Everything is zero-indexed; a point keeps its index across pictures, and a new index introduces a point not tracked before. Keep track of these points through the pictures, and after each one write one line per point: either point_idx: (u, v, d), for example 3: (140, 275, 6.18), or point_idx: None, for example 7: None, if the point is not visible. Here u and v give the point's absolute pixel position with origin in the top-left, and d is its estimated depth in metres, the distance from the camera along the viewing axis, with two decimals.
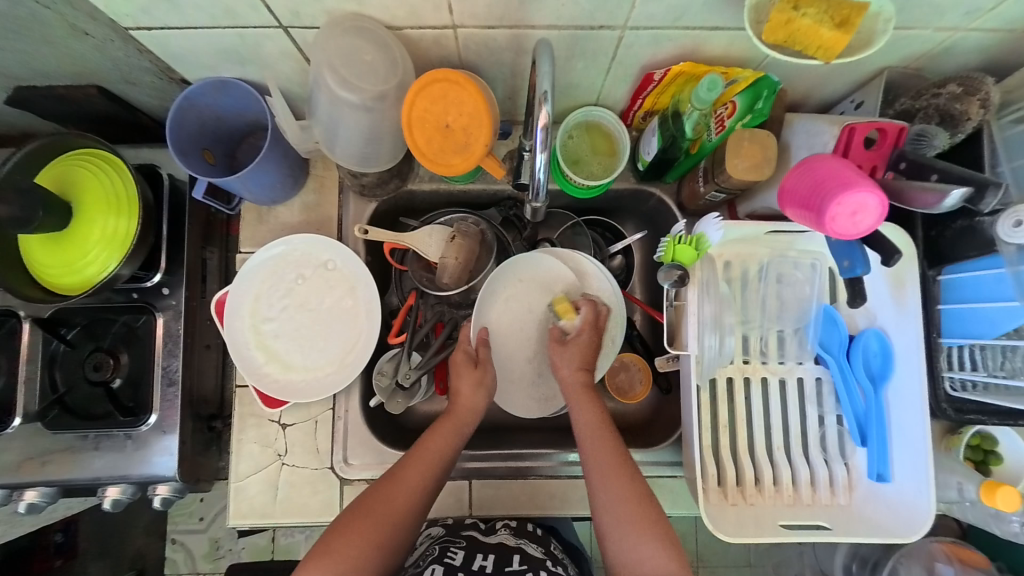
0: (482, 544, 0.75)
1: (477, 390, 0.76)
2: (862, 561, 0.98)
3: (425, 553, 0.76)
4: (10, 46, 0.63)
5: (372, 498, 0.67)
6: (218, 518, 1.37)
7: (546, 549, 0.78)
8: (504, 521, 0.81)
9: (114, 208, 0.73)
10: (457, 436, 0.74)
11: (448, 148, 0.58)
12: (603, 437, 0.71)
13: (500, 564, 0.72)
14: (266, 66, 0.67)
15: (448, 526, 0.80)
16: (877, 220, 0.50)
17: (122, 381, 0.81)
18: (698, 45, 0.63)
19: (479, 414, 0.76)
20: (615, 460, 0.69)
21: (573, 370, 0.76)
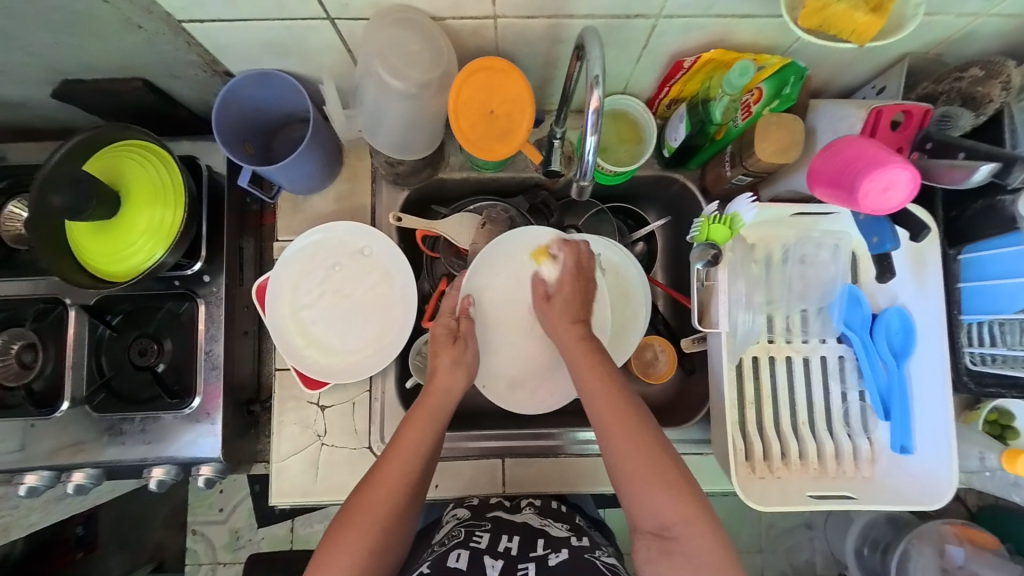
0: (508, 524, 0.77)
1: (455, 368, 0.75)
2: (873, 543, 1.07)
3: (450, 534, 0.77)
4: (64, 40, 0.66)
5: (354, 509, 0.66)
6: (239, 510, 1.41)
7: (570, 526, 0.79)
8: (528, 501, 0.84)
9: (161, 199, 0.76)
10: (434, 427, 0.71)
11: (492, 133, 0.60)
12: (613, 398, 0.68)
13: (525, 546, 0.73)
14: (308, 58, 0.69)
15: (473, 509, 0.81)
16: (909, 196, 0.52)
17: (166, 366, 0.84)
18: (729, 32, 0.65)
19: (457, 393, 0.75)
20: (616, 416, 0.67)
21: (567, 326, 0.75)
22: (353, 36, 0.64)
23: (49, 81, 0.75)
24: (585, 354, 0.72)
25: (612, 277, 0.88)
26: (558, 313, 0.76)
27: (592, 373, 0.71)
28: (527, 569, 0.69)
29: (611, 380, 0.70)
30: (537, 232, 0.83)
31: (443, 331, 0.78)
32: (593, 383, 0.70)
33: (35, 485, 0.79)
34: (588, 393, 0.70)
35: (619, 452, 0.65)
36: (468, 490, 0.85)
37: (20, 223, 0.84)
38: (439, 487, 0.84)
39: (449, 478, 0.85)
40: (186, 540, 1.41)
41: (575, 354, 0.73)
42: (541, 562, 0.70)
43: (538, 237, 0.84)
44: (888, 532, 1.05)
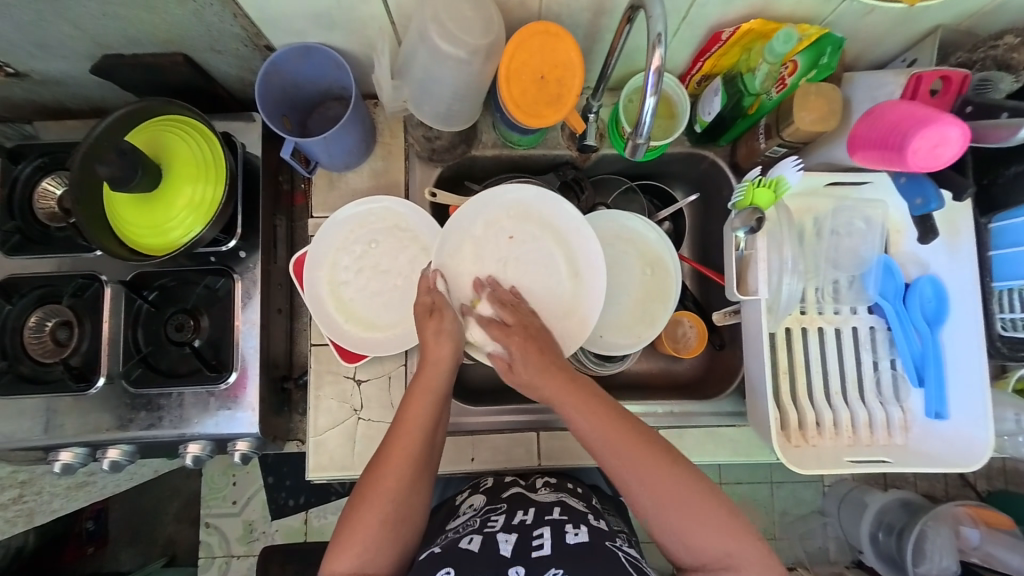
0: (525, 502, 0.75)
1: (439, 337, 0.71)
2: (888, 527, 1.07)
3: (466, 523, 0.74)
4: (113, 11, 0.67)
5: (367, 487, 0.66)
6: (252, 501, 1.39)
7: (587, 503, 0.77)
8: (543, 479, 0.83)
9: (202, 175, 0.76)
10: (434, 402, 0.69)
11: (542, 99, 0.65)
12: (605, 420, 0.65)
13: (540, 515, 0.71)
14: (353, 29, 0.71)
15: (487, 494, 0.80)
16: (959, 150, 0.55)
17: (203, 342, 0.84)
18: (768, 3, 0.66)
19: (451, 365, 0.71)
20: (621, 437, 0.64)
21: (546, 375, 0.68)
22: (401, 5, 0.65)
23: (90, 55, 0.76)
24: (544, 371, 0.68)
25: (645, 254, 0.89)
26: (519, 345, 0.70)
27: (567, 387, 0.67)
28: (543, 538, 0.66)
29: (597, 402, 0.66)
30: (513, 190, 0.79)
31: (421, 306, 0.74)
32: (576, 407, 0.66)
33: (70, 462, 0.81)
34: (569, 417, 0.67)
35: (619, 470, 0.63)
36: (503, 464, 0.85)
37: (54, 201, 0.85)
38: (475, 460, 0.85)
39: (484, 451, 0.85)
40: (200, 533, 1.38)
41: (557, 391, 0.67)
42: (557, 534, 0.67)
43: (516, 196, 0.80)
44: (901, 516, 1.06)
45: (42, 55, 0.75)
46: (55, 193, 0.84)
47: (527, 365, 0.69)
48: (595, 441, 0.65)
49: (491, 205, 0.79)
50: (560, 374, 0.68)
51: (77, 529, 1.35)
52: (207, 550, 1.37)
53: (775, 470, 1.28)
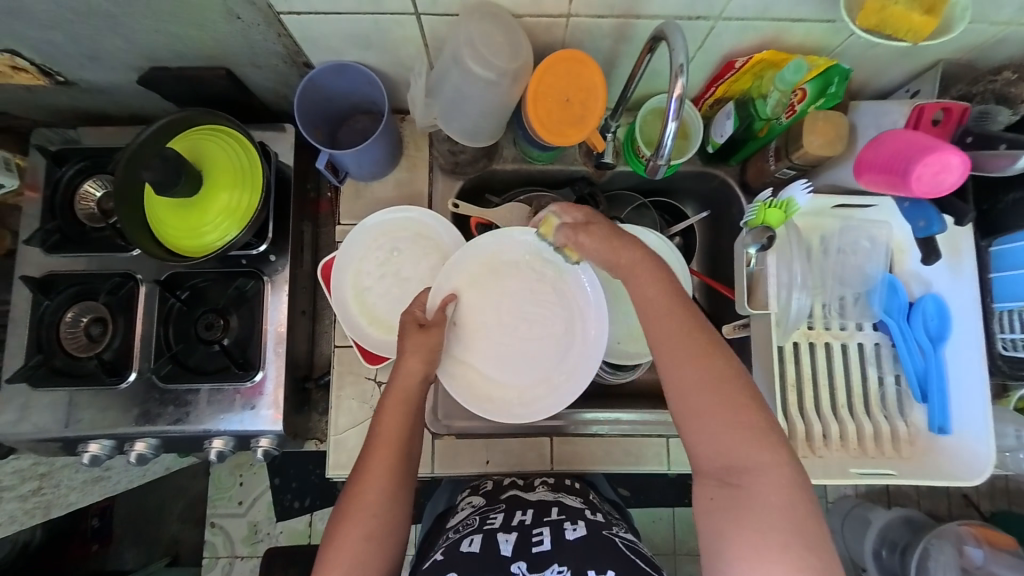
0: (523, 502, 0.79)
1: (422, 355, 0.72)
2: (891, 545, 1.09)
3: (466, 521, 0.77)
4: (166, 29, 0.72)
5: (349, 502, 0.67)
6: (259, 502, 1.41)
7: (584, 499, 0.81)
8: (542, 479, 0.87)
9: (239, 182, 0.80)
10: (406, 409, 0.70)
11: (566, 120, 0.69)
12: (673, 318, 0.62)
13: (540, 515, 0.74)
14: (388, 50, 0.75)
15: (488, 495, 0.83)
16: (960, 178, 0.58)
17: (230, 342, 0.87)
18: (778, 34, 0.71)
19: (422, 381, 0.72)
20: (680, 336, 0.61)
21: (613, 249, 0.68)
22: (434, 30, 0.70)
23: (139, 67, 0.81)
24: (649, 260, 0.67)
25: None
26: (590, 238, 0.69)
27: (629, 264, 0.67)
28: (542, 536, 0.70)
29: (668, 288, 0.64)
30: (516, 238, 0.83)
31: (412, 318, 0.76)
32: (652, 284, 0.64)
33: (98, 454, 0.84)
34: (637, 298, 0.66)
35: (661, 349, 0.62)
36: (516, 467, 0.88)
37: (93, 202, 0.90)
38: (488, 463, 0.87)
39: (497, 454, 0.88)
40: (207, 533, 1.39)
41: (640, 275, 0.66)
42: (556, 530, 0.71)
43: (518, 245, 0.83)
44: (905, 533, 1.08)
45: (94, 66, 0.80)
46: (95, 195, 0.89)
47: (594, 239, 0.69)
48: (654, 323, 0.63)
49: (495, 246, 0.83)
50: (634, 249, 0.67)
51: (82, 526, 1.35)
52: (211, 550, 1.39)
53: None
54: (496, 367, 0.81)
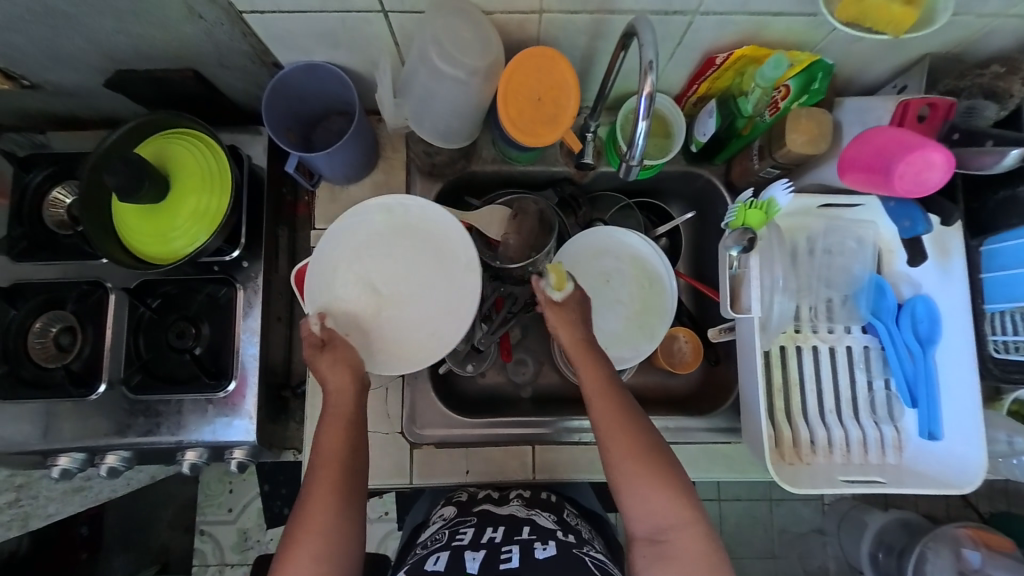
0: (494, 517, 0.77)
1: (341, 368, 0.71)
2: (887, 548, 1.06)
3: (434, 536, 0.77)
4: (127, 29, 0.70)
5: (296, 535, 0.63)
6: (247, 509, 1.39)
7: (557, 517, 0.79)
8: (518, 492, 0.84)
9: (208, 186, 0.78)
10: (352, 428, 0.70)
11: (538, 120, 0.66)
12: (608, 398, 0.70)
13: (510, 533, 0.72)
14: (359, 49, 0.73)
15: (459, 507, 0.82)
16: (944, 177, 0.56)
17: (203, 350, 0.85)
18: (760, 29, 0.68)
19: (357, 395, 0.72)
20: (614, 416, 0.69)
21: (570, 330, 0.75)
22: (403, 27, 0.68)
23: (105, 69, 0.79)
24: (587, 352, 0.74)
25: (641, 270, 0.90)
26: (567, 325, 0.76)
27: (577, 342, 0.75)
28: (511, 554, 0.67)
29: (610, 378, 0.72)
30: (370, 212, 0.78)
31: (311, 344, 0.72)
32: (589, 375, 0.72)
33: (68, 467, 0.82)
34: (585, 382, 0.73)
35: (603, 430, 0.70)
36: (498, 477, 0.85)
37: (62, 209, 0.87)
38: (469, 472, 0.85)
39: (478, 463, 0.85)
40: (195, 541, 1.39)
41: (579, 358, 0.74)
42: (526, 550, 0.68)
43: (368, 218, 0.78)
44: (901, 536, 1.06)
45: (57, 68, 0.78)
46: (65, 201, 0.86)
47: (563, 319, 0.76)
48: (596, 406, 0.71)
49: (353, 226, 0.78)
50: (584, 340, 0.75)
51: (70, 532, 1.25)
52: (201, 558, 1.38)
53: (774, 487, 1.27)
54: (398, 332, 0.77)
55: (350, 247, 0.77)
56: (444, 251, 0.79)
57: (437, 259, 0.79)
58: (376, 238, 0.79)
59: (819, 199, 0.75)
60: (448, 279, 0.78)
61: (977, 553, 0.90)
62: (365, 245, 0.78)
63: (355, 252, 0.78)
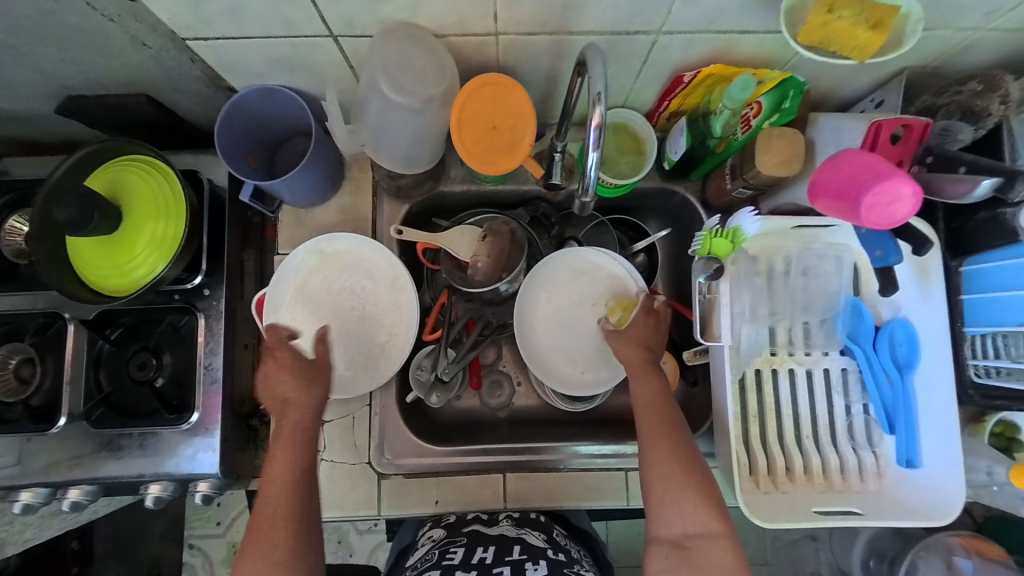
0: (484, 537, 0.77)
1: (297, 383, 0.70)
2: (879, 556, 0.99)
3: (425, 556, 0.75)
4: (72, 58, 0.67)
5: (253, 539, 0.64)
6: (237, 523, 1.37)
7: (547, 536, 0.78)
8: (506, 513, 0.84)
9: (165, 212, 0.76)
10: (301, 446, 0.68)
11: (495, 148, 0.63)
12: (661, 408, 0.71)
13: (500, 554, 0.72)
14: (314, 73, 0.70)
15: (448, 528, 0.81)
16: (912, 210, 0.53)
17: (165, 380, 0.83)
18: (729, 47, 0.65)
19: (314, 408, 0.71)
20: (660, 424, 0.70)
21: (632, 347, 0.76)
22: (356, 51, 0.65)
23: (56, 96, 0.76)
24: (644, 366, 0.74)
25: (617, 290, 0.87)
26: (630, 339, 0.77)
27: (637, 356, 0.76)
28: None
29: (665, 391, 0.73)
30: (298, 255, 0.80)
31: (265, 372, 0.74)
32: (645, 385, 0.73)
33: (30, 502, 0.79)
34: (636, 391, 0.73)
35: (647, 436, 0.70)
36: (470, 505, 0.84)
37: (20, 237, 0.83)
38: (439, 502, 0.83)
39: (449, 493, 0.83)
40: (184, 556, 1.39)
41: (634, 369, 0.74)
42: (517, 571, 0.69)
43: (298, 261, 0.81)
44: (894, 544, 0.98)
45: (7, 96, 0.75)
46: (21, 230, 0.82)
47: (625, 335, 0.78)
48: (644, 411, 0.72)
49: (286, 271, 0.80)
50: (644, 352, 0.76)
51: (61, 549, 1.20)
52: (190, 570, 1.39)
53: None
54: (343, 357, 0.80)
55: (294, 290, 0.80)
56: (379, 274, 0.82)
57: (376, 283, 0.82)
58: (318, 268, 0.82)
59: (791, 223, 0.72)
60: (387, 299, 0.82)
61: (970, 563, 0.84)
62: (305, 284, 0.81)
63: (297, 292, 0.81)
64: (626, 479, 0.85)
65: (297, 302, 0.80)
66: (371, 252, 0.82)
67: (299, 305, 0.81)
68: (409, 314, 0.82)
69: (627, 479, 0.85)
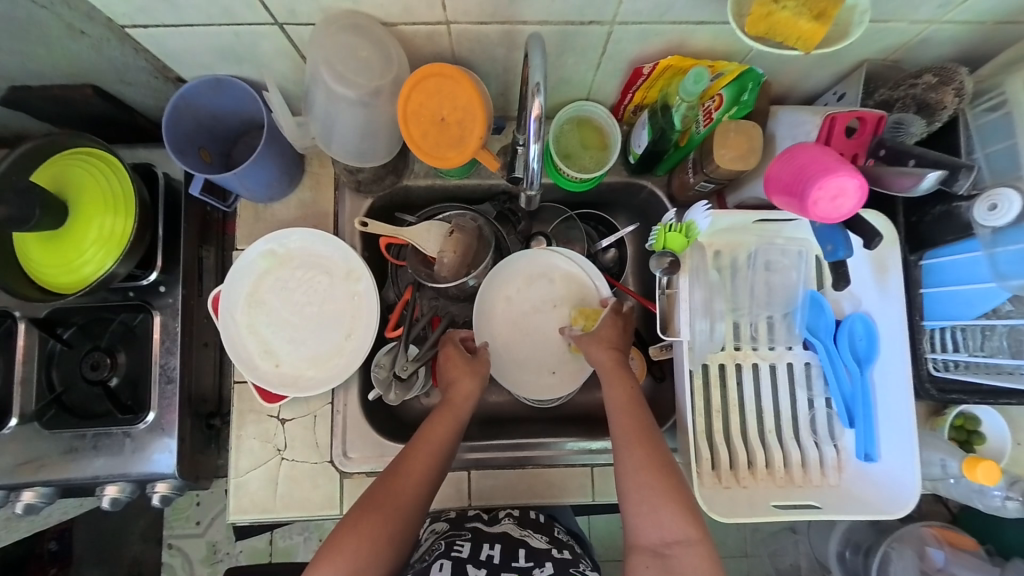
0: (487, 535, 0.78)
1: (468, 374, 0.78)
2: (855, 546, 0.98)
3: (432, 548, 0.78)
4: (7, 47, 0.65)
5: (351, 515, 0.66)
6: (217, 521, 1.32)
7: (550, 537, 0.80)
8: (507, 512, 0.84)
9: (111, 207, 0.73)
10: (456, 424, 0.74)
11: (445, 141, 0.62)
12: (635, 412, 0.72)
13: (507, 556, 0.74)
14: (263, 64, 0.68)
15: (451, 522, 0.83)
16: (858, 203, 0.53)
17: (120, 380, 0.82)
18: (684, 39, 0.64)
19: (473, 401, 0.77)
20: (633, 430, 0.70)
21: (605, 351, 0.78)
22: (303, 41, 0.63)
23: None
24: (618, 372, 0.76)
25: (575, 292, 0.88)
26: (601, 344, 0.79)
27: (612, 363, 0.77)
28: None
29: (639, 396, 0.74)
30: (254, 253, 0.79)
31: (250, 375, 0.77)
32: (620, 391, 0.74)
33: None
34: (610, 398, 0.74)
35: (624, 442, 0.70)
36: (436, 503, 0.83)
37: None
38: None
39: None
40: (163, 555, 1.32)
41: (607, 373, 0.76)
42: None
43: (251, 262, 0.79)
44: (869, 534, 0.96)
45: None
46: None
47: (596, 340, 0.80)
48: (620, 417, 0.72)
49: (244, 270, 0.79)
50: (617, 358, 0.77)
51: (39, 550, 1.30)
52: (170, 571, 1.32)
53: None
54: (301, 355, 0.79)
55: (252, 290, 0.80)
56: (336, 271, 0.81)
57: (332, 281, 0.81)
58: (273, 267, 0.81)
59: (752, 216, 0.71)
60: (345, 297, 0.81)
61: (942, 553, 0.86)
62: (261, 283, 0.80)
63: (254, 291, 0.80)
64: (591, 475, 0.84)
65: (254, 302, 0.80)
66: (326, 248, 0.80)
67: (256, 305, 0.80)
68: (367, 309, 0.80)
69: (592, 476, 0.84)
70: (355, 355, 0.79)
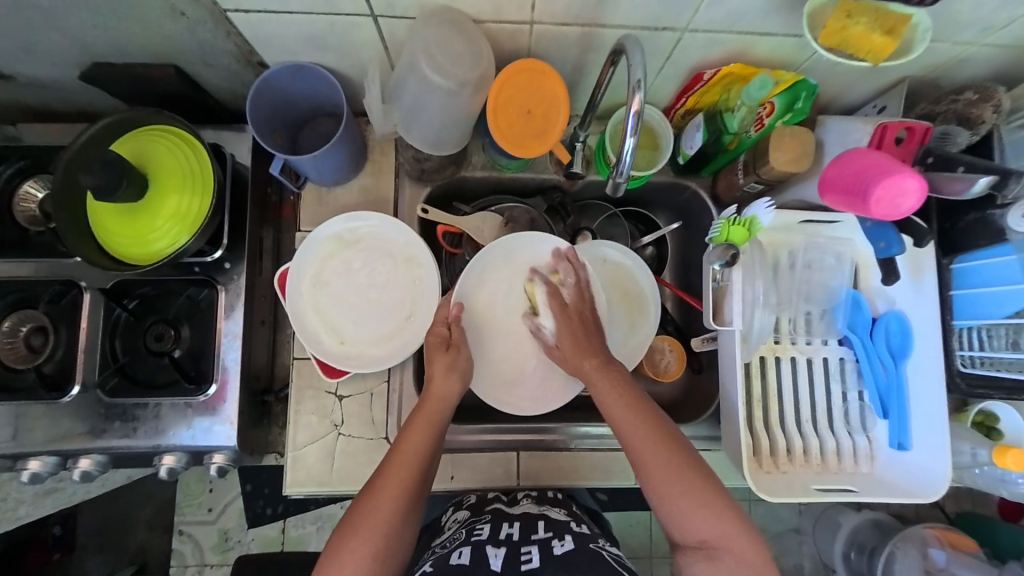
0: (508, 515, 0.79)
1: (450, 373, 0.74)
2: (860, 547, 1.02)
3: (451, 536, 0.78)
4: (103, 23, 0.68)
5: (340, 537, 0.66)
6: (229, 509, 1.32)
7: (568, 513, 0.81)
8: (525, 492, 0.85)
9: (191, 185, 0.76)
10: (433, 430, 0.70)
11: (529, 131, 0.68)
12: (619, 397, 0.71)
13: (526, 530, 0.75)
14: (347, 52, 0.72)
15: (471, 509, 0.83)
16: (916, 203, 0.58)
17: (182, 353, 0.84)
18: (747, 47, 0.70)
19: (454, 401, 0.73)
20: (631, 416, 0.69)
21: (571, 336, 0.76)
22: (392, 33, 0.67)
23: (79, 63, 0.77)
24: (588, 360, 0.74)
25: (621, 282, 0.91)
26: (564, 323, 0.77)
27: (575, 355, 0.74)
28: (531, 554, 0.70)
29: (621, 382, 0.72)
30: (323, 233, 0.82)
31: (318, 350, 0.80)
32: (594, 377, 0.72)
33: (38, 472, 0.77)
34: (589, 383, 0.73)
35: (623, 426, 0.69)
36: (482, 484, 0.86)
37: (34, 204, 0.83)
38: (454, 478, 0.85)
39: (464, 470, 0.85)
40: (172, 542, 1.30)
41: (573, 360, 0.75)
42: (545, 547, 0.71)
43: (315, 246, 0.82)
44: (873, 536, 1.01)
45: (27, 60, 0.75)
46: (37, 196, 0.82)
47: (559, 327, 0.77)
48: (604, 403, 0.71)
49: (311, 248, 0.82)
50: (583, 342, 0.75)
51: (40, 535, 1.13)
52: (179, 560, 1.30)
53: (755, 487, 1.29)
54: (364, 333, 0.82)
55: (315, 269, 0.82)
56: (397, 254, 0.84)
57: (393, 263, 0.84)
58: (339, 249, 0.84)
59: (806, 215, 0.77)
60: (405, 280, 0.84)
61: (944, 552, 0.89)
62: (327, 263, 0.83)
63: (320, 268, 0.83)
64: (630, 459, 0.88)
65: (319, 281, 0.82)
66: (391, 231, 0.84)
67: (321, 284, 0.82)
68: (425, 291, 0.83)
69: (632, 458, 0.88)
70: (412, 334, 0.82)
